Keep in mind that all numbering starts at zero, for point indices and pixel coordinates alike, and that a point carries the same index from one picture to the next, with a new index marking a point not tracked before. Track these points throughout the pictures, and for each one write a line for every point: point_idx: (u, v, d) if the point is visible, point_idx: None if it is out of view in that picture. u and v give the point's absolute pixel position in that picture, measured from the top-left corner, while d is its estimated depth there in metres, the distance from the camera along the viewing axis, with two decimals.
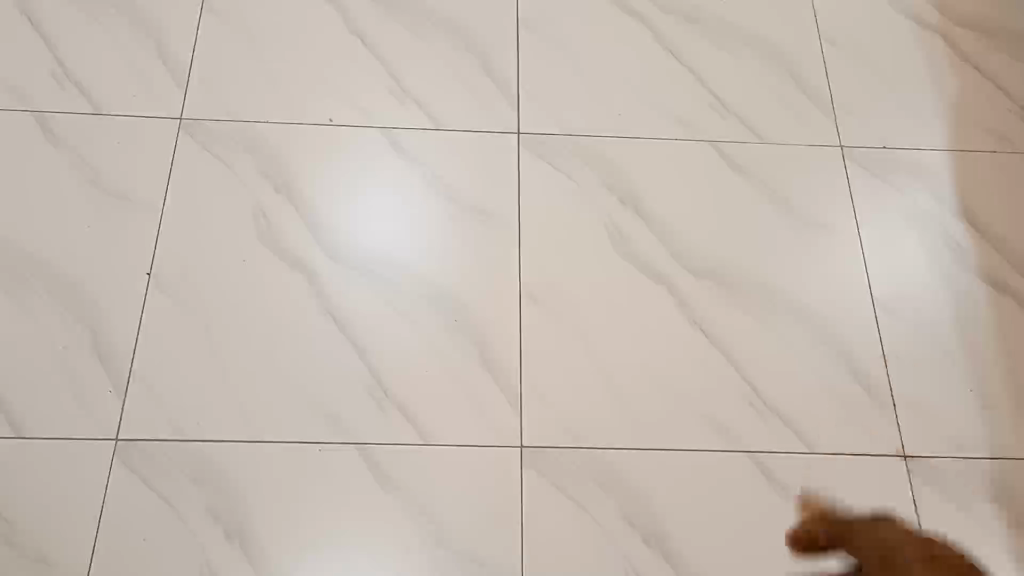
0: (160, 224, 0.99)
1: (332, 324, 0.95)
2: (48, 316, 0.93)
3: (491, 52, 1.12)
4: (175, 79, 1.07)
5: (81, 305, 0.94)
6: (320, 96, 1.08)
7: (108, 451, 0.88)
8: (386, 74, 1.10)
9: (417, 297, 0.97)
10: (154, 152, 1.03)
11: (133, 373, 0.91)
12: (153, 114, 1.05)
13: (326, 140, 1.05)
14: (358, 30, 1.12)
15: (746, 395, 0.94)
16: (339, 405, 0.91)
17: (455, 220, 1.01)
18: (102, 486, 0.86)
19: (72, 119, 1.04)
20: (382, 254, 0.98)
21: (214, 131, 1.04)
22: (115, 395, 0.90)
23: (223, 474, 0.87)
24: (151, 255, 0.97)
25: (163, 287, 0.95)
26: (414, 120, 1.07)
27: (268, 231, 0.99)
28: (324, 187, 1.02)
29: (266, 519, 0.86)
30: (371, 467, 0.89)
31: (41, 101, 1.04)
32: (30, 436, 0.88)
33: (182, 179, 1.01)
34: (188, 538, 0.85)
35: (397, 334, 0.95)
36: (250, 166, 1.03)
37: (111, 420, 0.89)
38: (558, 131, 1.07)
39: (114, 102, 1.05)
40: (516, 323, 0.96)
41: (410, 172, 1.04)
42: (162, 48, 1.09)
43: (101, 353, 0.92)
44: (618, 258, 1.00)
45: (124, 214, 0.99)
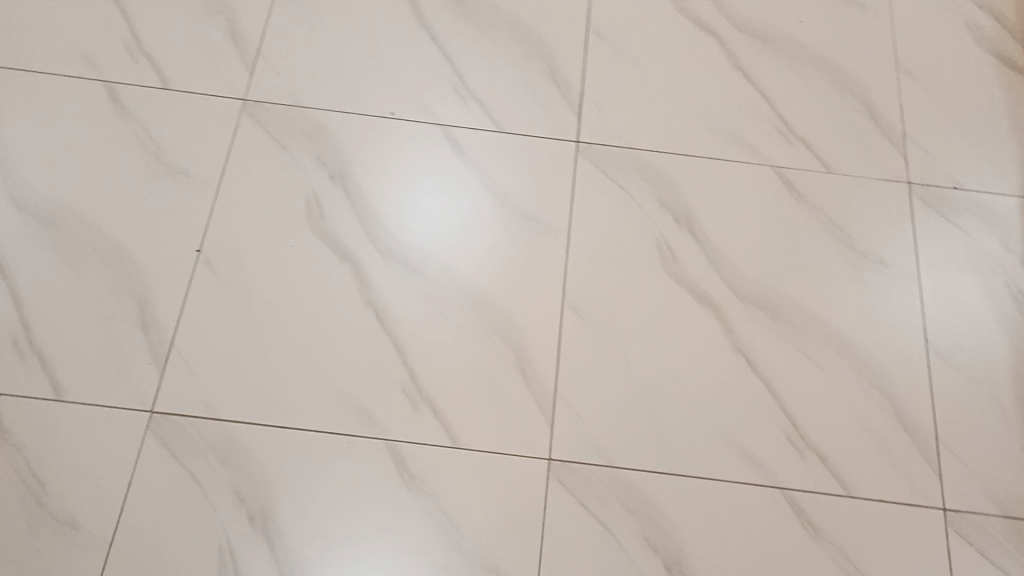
0: (214, 203, 1.00)
1: (372, 315, 0.95)
2: (98, 283, 0.95)
3: (557, 58, 1.11)
4: (243, 60, 1.09)
5: (130, 277, 0.96)
6: (383, 89, 1.08)
7: (141, 420, 0.89)
8: (451, 71, 1.10)
9: (458, 299, 0.96)
10: (214, 131, 1.04)
11: (174, 347, 0.92)
12: (219, 93, 1.06)
13: (384, 132, 1.05)
14: (427, 26, 1.12)
15: (784, 429, 0.92)
16: (371, 398, 0.91)
17: (502, 225, 1.00)
18: (132, 456, 0.87)
19: (140, 90, 1.06)
20: (429, 252, 0.98)
21: (276, 114, 1.05)
22: (154, 366, 0.91)
23: (251, 456, 0.88)
24: (202, 233, 0.98)
25: (211, 266, 0.97)
26: (472, 120, 1.07)
27: (318, 218, 1.00)
28: (376, 178, 1.02)
29: (289, 506, 0.86)
30: (397, 465, 0.88)
31: (111, 71, 1.07)
32: (68, 399, 0.89)
33: (239, 161, 1.03)
34: (212, 517, 0.85)
35: (436, 333, 0.94)
36: (307, 154, 1.03)
37: (146, 391, 0.90)
38: (618, 143, 1.06)
39: (181, 77, 1.07)
40: (555, 333, 0.95)
41: (465, 172, 1.03)
42: (232, 29, 1.10)
43: (145, 324, 0.93)
44: (666, 277, 0.98)
45: (180, 190, 1.01)
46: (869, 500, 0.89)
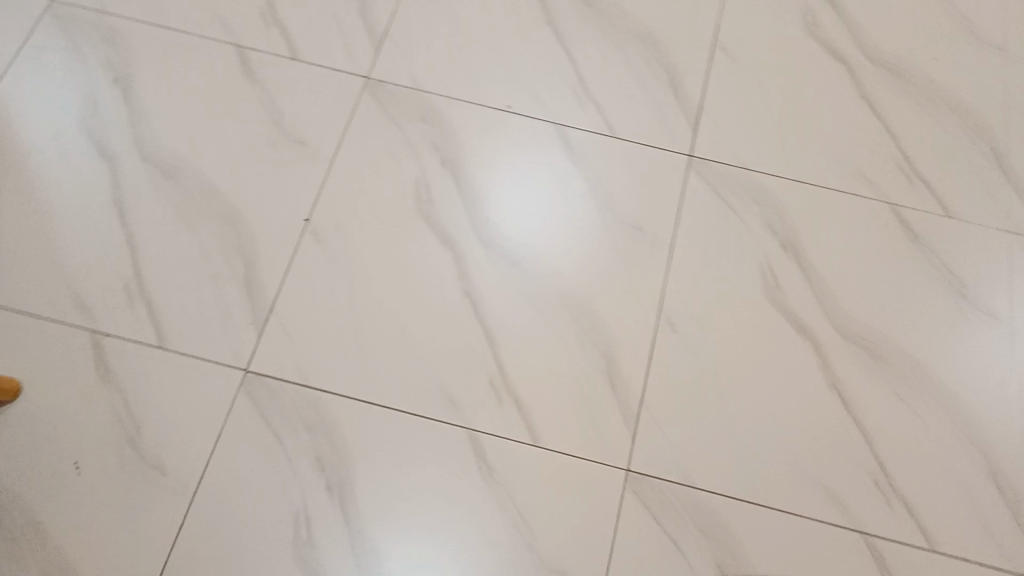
0: (327, 176, 1.02)
1: (468, 303, 0.96)
2: (210, 240, 0.98)
3: (680, 70, 1.10)
4: (370, 40, 1.11)
5: (240, 238, 0.98)
6: (503, 83, 1.09)
7: (236, 378, 0.91)
8: (572, 72, 1.10)
9: (554, 298, 0.96)
10: (335, 105, 1.07)
11: (274, 311, 0.95)
12: (344, 69, 1.09)
13: (499, 125, 1.06)
14: (554, 25, 1.13)
15: (871, 473, 0.90)
16: (458, 386, 0.92)
17: (606, 231, 1.00)
18: (223, 411, 0.90)
19: (270, 58, 1.09)
20: (530, 248, 0.99)
21: (397, 96, 1.07)
22: (253, 327, 0.94)
23: (336, 427, 0.90)
24: (313, 204, 1.01)
25: (318, 236, 0.99)
26: (588, 123, 1.07)
27: (426, 203, 1.01)
28: (487, 169, 1.03)
29: (367, 480, 0.88)
30: (476, 455, 0.89)
31: (245, 38, 1.10)
32: (170, 348, 0.93)
33: (356, 137, 1.05)
34: (292, 480, 0.87)
35: (529, 329, 0.95)
36: (423, 138, 1.05)
37: (244, 350, 0.93)
38: (732, 161, 1.05)
39: (310, 50, 1.10)
40: (647, 345, 0.94)
41: (575, 173, 1.04)
42: (364, 9, 1.13)
43: (249, 285, 0.96)
44: (766, 302, 0.97)
45: (296, 160, 1.03)
46: (952, 557, 0.86)
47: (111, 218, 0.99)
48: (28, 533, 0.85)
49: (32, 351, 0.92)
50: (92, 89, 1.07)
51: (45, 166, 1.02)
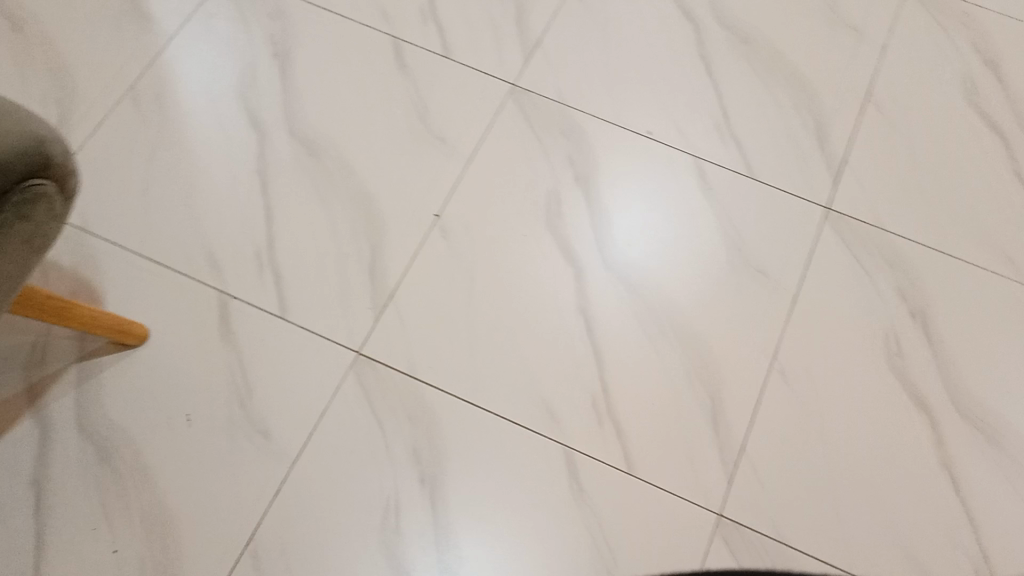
0: (463, 175, 1.04)
1: (582, 321, 0.96)
2: (342, 221, 1.01)
3: (828, 120, 1.08)
4: (522, 49, 1.13)
5: (371, 223, 1.01)
6: (647, 109, 1.09)
7: (347, 357, 0.94)
8: (718, 107, 1.09)
9: (668, 330, 0.96)
10: (479, 108, 1.08)
11: (393, 299, 0.97)
12: (493, 74, 1.11)
13: (637, 150, 1.07)
14: (705, 58, 1.12)
15: (975, 562, 0.85)
16: (560, 402, 0.92)
17: (730, 270, 0.99)
18: (331, 388, 0.92)
19: (423, 54, 1.12)
20: (650, 276, 0.99)
21: (540, 107, 1.09)
22: (371, 311, 0.96)
23: (437, 422, 0.91)
24: (445, 201, 1.02)
25: (446, 233, 1.01)
26: (726, 160, 1.06)
27: (554, 216, 1.02)
28: (620, 191, 1.04)
29: (459, 479, 0.89)
30: (570, 474, 0.89)
31: (403, 31, 1.14)
32: (290, 319, 0.95)
33: (495, 142, 1.06)
34: (387, 467, 0.89)
35: (639, 357, 0.95)
36: (560, 153, 1.06)
37: (359, 331, 0.95)
38: (869, 220, 1.02)
39: (463, 51, 1.12)
40: (756, 391, 0.93)
41: (706, 208, 1.03)
42: (520, 18, 1.15)
43: (373, 271, 0.98)
44: (885, 369, 0.94)
45: (435, 155, 1.05)
46: None
47: (253, 185, 1.03)
48: (133, 473, 0.87)
49: (161, 301, 0.96)
50: (252, 59, 1.11)
51: (198, 126, 1.06)
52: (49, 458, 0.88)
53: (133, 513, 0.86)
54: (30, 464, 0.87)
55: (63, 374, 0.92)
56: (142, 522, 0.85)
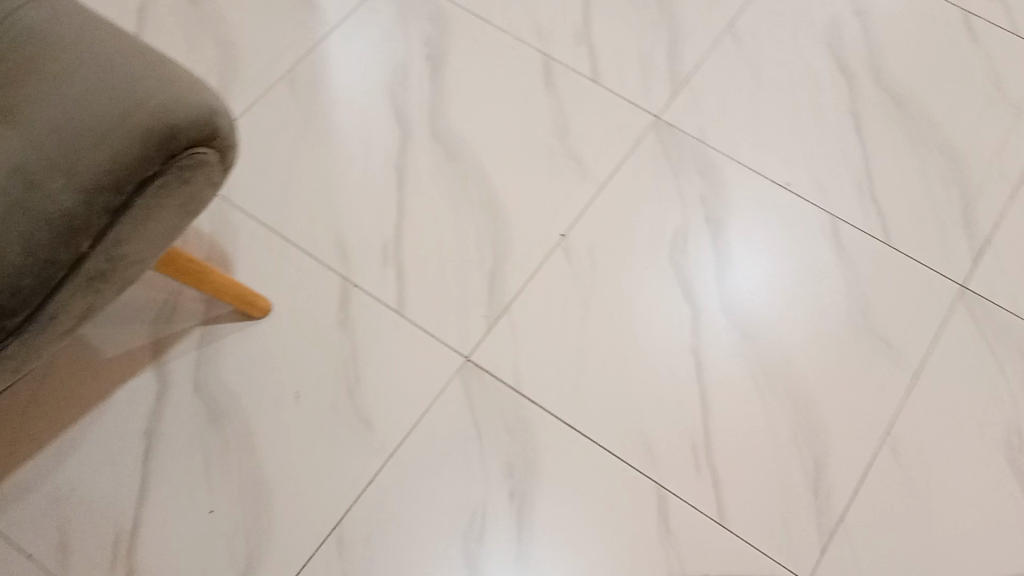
0: (593, 199, 1.04)
1: (692, 362, 0.95)
2: (470, 227, 1.02)
3: (977, 196, 1.05)
4: (670, 82, 1.13)
5: (497, 233, 1.02)
6: (788, 159, 1.08)
7: (456, 361, 0.95)
8: (862, 167, 1.07)
9: (778, 385, 0.94)
10: (620, 135, 1.09)
11: (508, 310, 0.98)
12: (638, 103, 1.11)
13: (773, 199, 1.05)
14: (856, 116, 1.10)
15: None
16: (659, 439, 0.91)
17: (851, 334, 0.97)
18: (436, 388, 0.93)
19: (572, 74, 1.13)
20: (768, 327, 0.97)
21: (680, 142, 1.08)
22: (485, 319, 0.97)
23: (534, 439, 0.91)
24: (572, 222, 1.03)
25: (569, 253, 1.01)
26: (864, 222, 1.03)
27: (679, 252, 1.01)
28: (749, 237, 1.03)
29: (548, 499, 0.89)
30: (659, 513, 0.88)
31: (555, 50, 1.15)
32: (406, 315, 0.97)
33: (630, 170, 1.06)
34: (479, 474, 0.89)
35: (745, 407, 0.93)
36: (694, 190, 1.05)
37: (471, 338, 0.96)
38: (1007, 306, 0.98)
39: (611, 77, 1.13)
40: (863, 464, 0.90)
41: (835, 267, 1.01)
42: (673, 52, 1.15)
43: (493, 280, 1.00)
44: (1003, 462, 0.90)
45: (569, 175, 1.06)
46: None
47: (389, 180, 1.05)
48: (238, 440, 0.90)
49: (287, 279, 0.99)
50: (406, 58, 1.14)
51: (346, 116, 1.10)
52: (163, 414, 0.91)
53: (233, 479, 0.88)
54: (145, 416, 0.91)
55: (187, 335, 0.95)
56: (239, 490, 0.88)
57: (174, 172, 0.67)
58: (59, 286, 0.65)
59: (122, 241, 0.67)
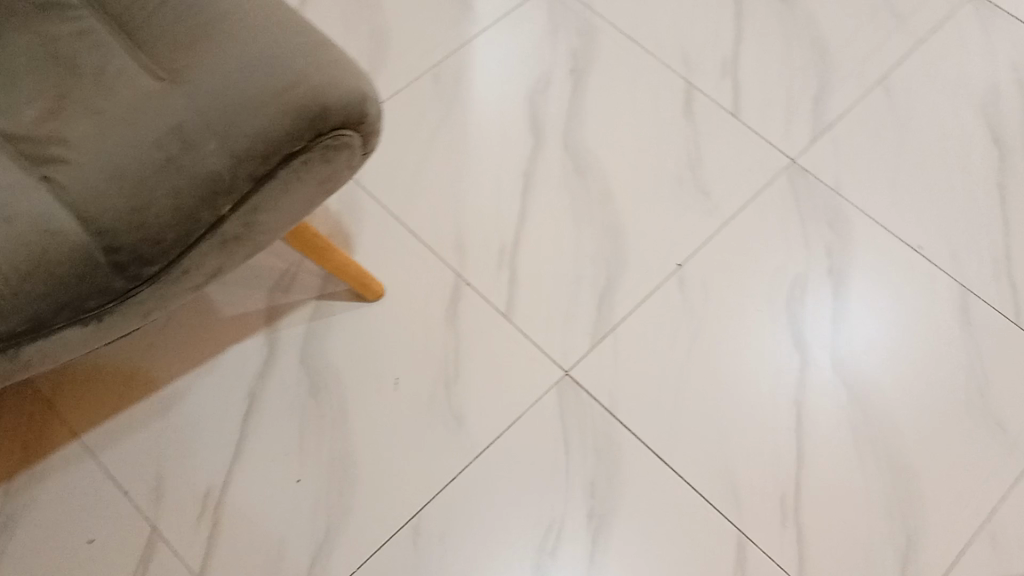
0: (715, 233, 1.03)
1: (793, 413, 0.93)
2: (588, 243, 1.03)
3: None
4: (812, 127, 1.10)
5: (614, 254, 1.02)
6: (924, 222, 1.04)
7: (555, 374, 0.95)
8: (1002, 241, 1.02)
9: (880, 451, 0.91)
10: (752, 173, 1.07)
11: (614, 332, 0.97)
12: (775, 144, 1.09)
13: (901, 261, 1.02)
14: (1003, 187, 1.06)
15: None
16: (748, 486, 0.90)
17: (965, 412, 0.93)
18: (531, 397, 0.94)
19: (712, 106, 1.12)
20: (877, 390, 0.94)
21: (813, 189, 1.06)
22: (589, 337, 0.97)
23: (620, 464, 0.91)
24: (691, 253, 1.02)
25: (682, 284, 1.00)
26: (995, 298, 0.99)
27: (796, 300, 0.99)
28: (870, 296, 1.00)
29: (626, 527, 0.88)
30: (737, 561, 0.86)
31: (699, 80, 1.14)
32: (512, 321, 0.98)
33: (758, 210, 1.05)
34: (561, 490, 0.89)
35: (841, 468, 0.90)
36: (820, 240, 1.03)
37: (572, 353, 0.96)
38: None
39: (752, 114, 1.11)
40: (958, 548, 0.86)
41: (958, 340, 0.97)
42: (819, 97, 1.13)
43: (603, 299, 0.99)
44: None
45: (694, 207, 1.05)
46: None
47: (516, 186, 1.06)
48: (333, 416, 0.93)
49: (403, 267, 1.01)
50: (550, 68, 1.15)
51: (483, 117, 1.11)
52: (268, 378, 0.94)
53: (323, 453, 0.91)
54: (250, 378, 0.94)
55: (301, 306, 0.99)
56: (328, 464, 0.90)
57: (318, 149, 0.69)
58: (196, 243, 0.68)
59: (259, 208, 0.69)
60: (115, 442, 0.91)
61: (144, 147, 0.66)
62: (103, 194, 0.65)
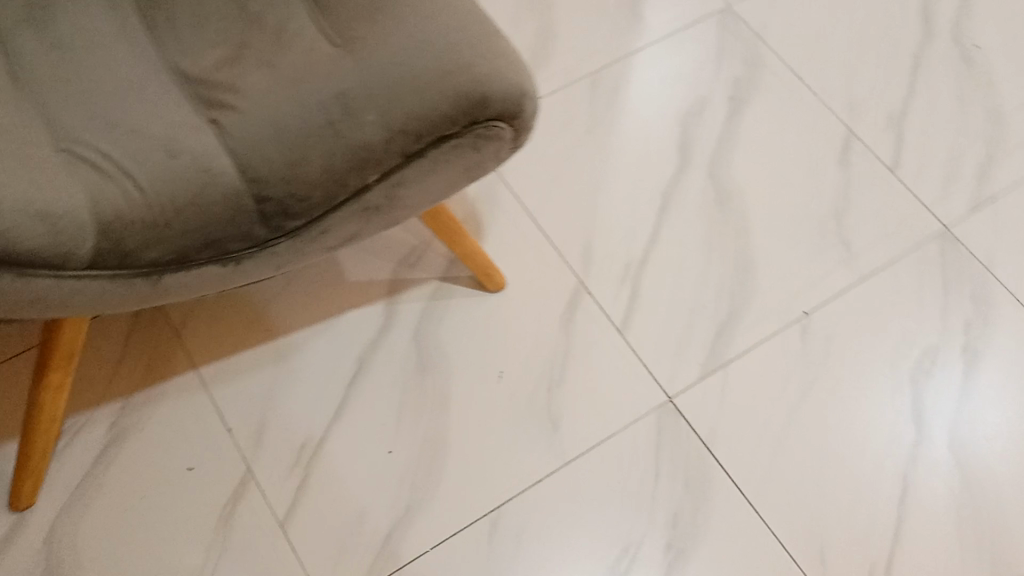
0: (849, 288, 1.00)
1: (897, 488, 0.90)
2: (716, 274, 1.01)
3: None
4: (972, 197, 1.06)
5: (740, 289, 1.00)
6: None
7: (658, 398, 0.94)
8: None
9: (982, 545, 0.87)
10: (899, 233, 1.03)
11: (726, 368, 0.96)
12: (929, 208, 1.05)
13: None
14: None
15: None
16: (835, 551, 0.87)
17: None
18: (630, 416, 0.93)
19: (870, 158, 1.09)
20: (991, 483, 0.90)
21: (961, 261, 1.02)
22: (700, 368, 0.96)
23: (708, 500, 0.89)
24: (819, 304, 0.99)
25: (805, 333, 0.98)
26: None
27: (921, 372, 0.96)
28: (1001, 383, 0.95)
29: (703, 565, 0.86)
30: None
31: (861, 129, 1.11)
32: (625, 337, 0.98)
33: (898, 272, 1.01)
34: (643, 514, 0.88)
35: (938, 554, 0.87)
36: (959, 315, 0.99)
37: (680, 381, 0.95)
38: None
39: (910, 174, 1.07)
40: None
41: None
42: (985, 168, 1.08)
43: (720, 332, 0.98)
44: None
45: (832, 257, 1.02)
46: None
47: (653, 204, 1.06)
48: (434, 396, 0.94)
49: (527, 263, 1.02)
50: (709, 92, 1.13)
51: (633, 130, 1.11)
52: (379, 348, 0.97)
53: (418, 430, 0.92)
54: (363, 344, 0.97)
55: (423, 284, 1.01)
56: (421, 441, 0.92)
57: (469, 136, 0.70)
58: (339, 206, 0.70)
59: (403, 183, 0.70)
60: (228, 379, 0.94)
61: (310, 106, 0.69)
62: (264, 145, 0.68)
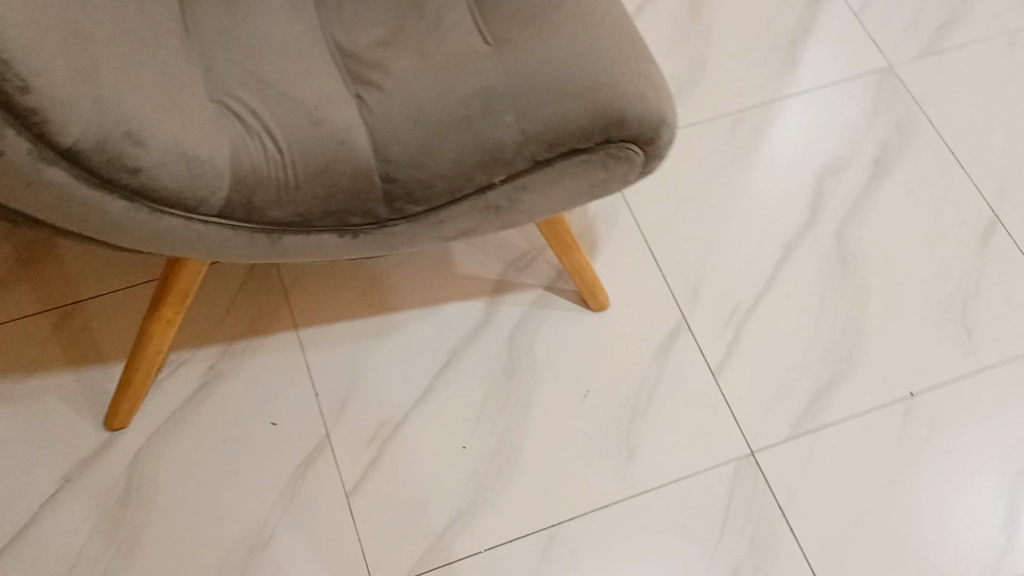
0: (962, 378, 0.96)
1: None
2: (824, 336, 0.98)
3: None
4: None
5: (846, 356, 0.97)
6: None
7: (740, 450, 0.92)
8: None
9: None
10: None
11: (816, 433, 0.93)
12: None
13: None
14: None
15: None
16: None
17: None
18: (708, 462, 0.91)
19: (1010, 249, 1.04)
20: None
21: None
22: (789, 428, 0.93)
23: (771, 564, 0.87)
24: (927, 388, 0.95)
25: (906, 415, 0.94)
26: None
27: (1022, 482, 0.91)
28: None
29: None
30: None
31: (1006, 217, 1.06)
32: (718, 381, 0.96)
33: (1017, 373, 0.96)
34: (702, 563, 0.87)
35: None
36: None
37: (766, 437, 0.93)
38: None
39: None
40: None
41: None
42: None
43: (817, 396, 0.95)
44: None
45: (950, 342, 0.98)
46: None
47: (773, 253, 1.03)
48: (517, 401, 0.95)
49: (634, 288, 1.01)
50: (853, 152, 1.10)
51: (767, 176, 1.08)
52: (473, 344, 0.98)
53: (495, 431, 0.93)
54: (458, 336, 0.98)
55: (527, 290, 1.01)
56: (496, 443, 0.92)
57: (600, 154, 0.70)
58: (460, 199, 0.70)
59: (527, 188, 0.71)
60: (324, 345, 0.97)
61: (452, 99, 0.71)
62: (401, 128, 0.70)
